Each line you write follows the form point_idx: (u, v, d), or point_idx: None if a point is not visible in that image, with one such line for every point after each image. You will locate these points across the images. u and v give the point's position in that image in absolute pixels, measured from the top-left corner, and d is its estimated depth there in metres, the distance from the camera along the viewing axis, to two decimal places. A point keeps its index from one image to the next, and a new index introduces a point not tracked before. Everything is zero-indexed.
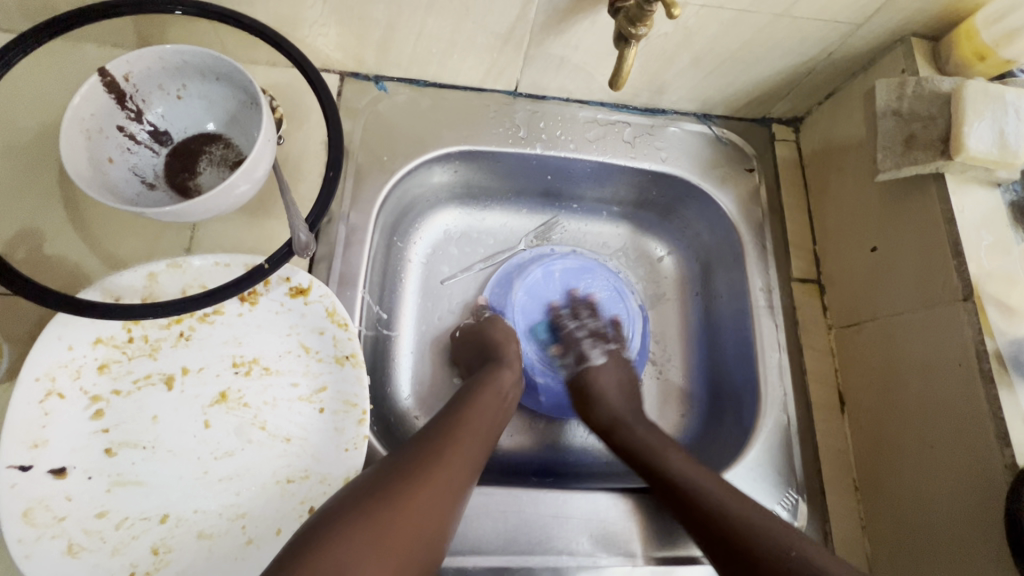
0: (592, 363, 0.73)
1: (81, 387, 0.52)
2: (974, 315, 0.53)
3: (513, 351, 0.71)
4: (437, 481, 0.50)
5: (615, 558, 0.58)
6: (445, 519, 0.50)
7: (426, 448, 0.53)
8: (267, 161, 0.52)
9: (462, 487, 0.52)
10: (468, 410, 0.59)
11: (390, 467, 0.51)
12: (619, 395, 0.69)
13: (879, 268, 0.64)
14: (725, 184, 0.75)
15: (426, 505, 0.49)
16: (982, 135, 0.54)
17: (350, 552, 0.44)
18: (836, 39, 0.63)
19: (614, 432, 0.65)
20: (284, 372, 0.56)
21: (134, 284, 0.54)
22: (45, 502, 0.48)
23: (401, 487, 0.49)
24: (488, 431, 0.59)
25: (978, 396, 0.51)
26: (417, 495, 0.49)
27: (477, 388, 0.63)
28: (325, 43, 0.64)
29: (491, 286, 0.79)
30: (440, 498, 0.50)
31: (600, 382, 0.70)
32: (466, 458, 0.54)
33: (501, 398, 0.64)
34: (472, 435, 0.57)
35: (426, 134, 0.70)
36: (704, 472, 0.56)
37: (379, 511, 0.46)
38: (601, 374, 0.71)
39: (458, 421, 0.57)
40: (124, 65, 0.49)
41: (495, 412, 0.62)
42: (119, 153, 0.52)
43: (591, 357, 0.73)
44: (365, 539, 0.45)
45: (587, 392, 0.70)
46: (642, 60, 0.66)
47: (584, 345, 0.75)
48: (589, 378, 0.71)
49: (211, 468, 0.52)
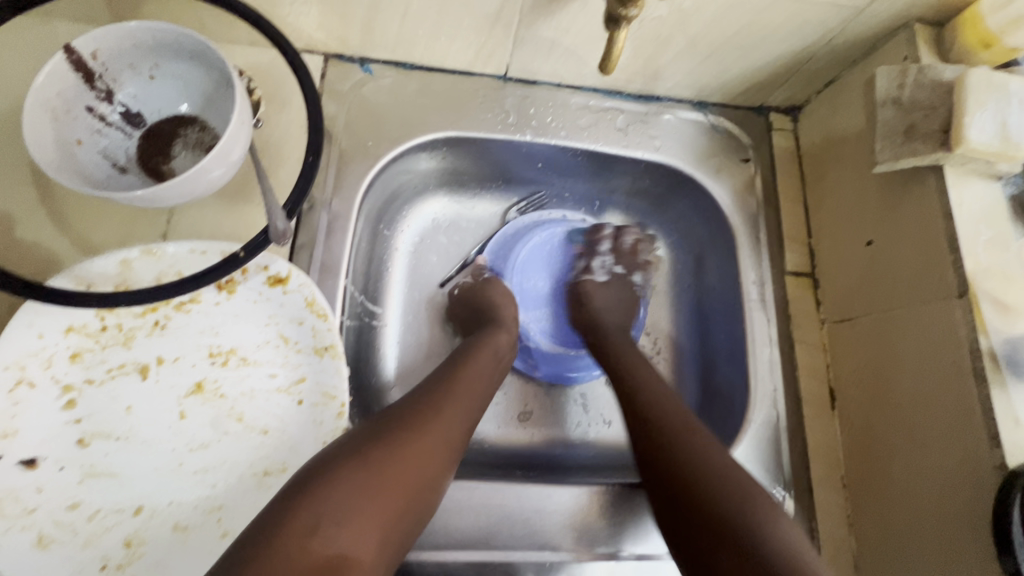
0: (592, 279, 0.77)
1: (53, 376, 0.51)
2: (968, 312, 0.51)
3: (510, 317, 0.69)
4: (434, 433, 0.50)
5: (598, 554, 0.57)
6: (441, 473, 0.49)
7: (422, 403, 0.52)
8: (242, 144, 0.50)
9: (457, 444, 0.52)
10: (466, 368, 0.58)
11: (388, 416, 0.50)
12: (609, 310, 0.73)
13: (873, 262, 0.62)
14: (720, 173, 0.73)
15: (422, 457, 0.48)
16: (983, 126, 0.52)
17: (342, 497, 0.43)
18: (837, 23, 0.60)
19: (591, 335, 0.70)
20: (261, 362, 0.55)
21: (107, 271, 0.53)
22: (15, 493, 0.47)
23: (399, 434, 0.48)
24: (485, 388, 0.59)
25: (970, 394, 0.50)
26: (414, 443, 0.48)
27: (477, 346, 0.62)
28: (307, 23, 0.61)
29: (491, 246, 0.77)
30: (436, 450, 0.49)
31: (593, 295, 0.75)
32: (462, 412, 0.54)
33: (498, 359, 0.63)
34: (470, 392, 0.56)
35: (412, 119, 0.68)
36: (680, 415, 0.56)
37: (374, 457, 0.46)
38: (595, 290, 0.75)
39: (455, 377, 0.56)
40: (91, 42, 0.46)
41: (492, 372, 0.61)
42: (89, 134, 0.50)
43: (593, 275, 0.77)
44: (365, 479, 0.44)
45: (574, 298, 0.75)
46: (636, 44, 0.63)
47: (595, 261, 0.78)
48: (586, 287, 0.76)
49: (186, 460, 0.51)
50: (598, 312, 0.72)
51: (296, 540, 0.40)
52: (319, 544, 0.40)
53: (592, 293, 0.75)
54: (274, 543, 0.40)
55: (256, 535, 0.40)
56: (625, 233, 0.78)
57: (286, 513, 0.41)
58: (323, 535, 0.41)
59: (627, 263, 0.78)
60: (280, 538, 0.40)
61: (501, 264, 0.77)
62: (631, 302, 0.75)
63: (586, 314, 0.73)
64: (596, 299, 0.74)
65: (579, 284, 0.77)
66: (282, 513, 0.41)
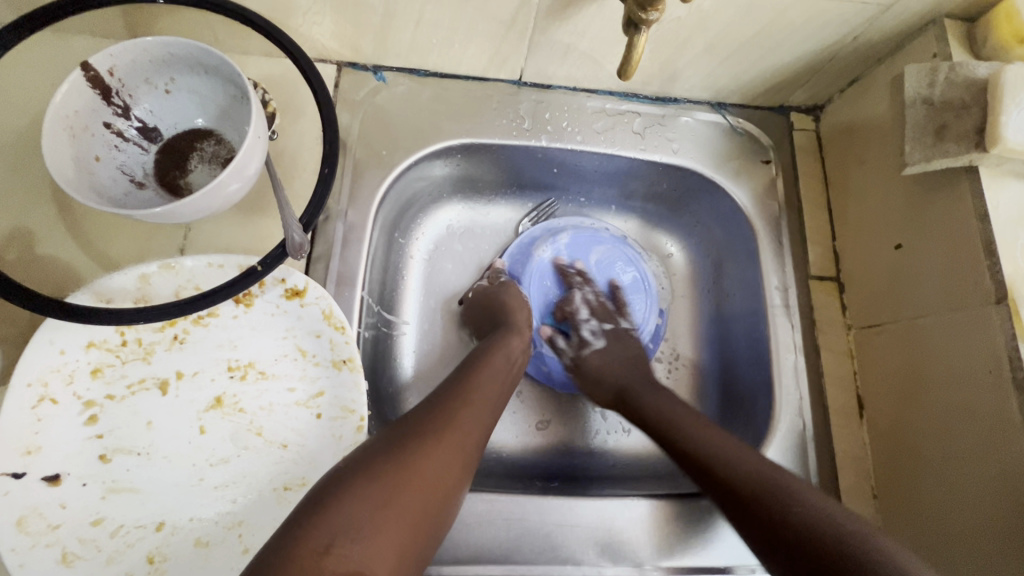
0: (591, 348, 0.71)
1: (74, 392, 0.51)
2: (1007, 319, 0.49)
3: (524, 319, 0.68)
4: (449, 442, 0.49)
5: (622, 568, 0.56)
6: (456, 481, 0.48)
7: (436, 411, 0.51)
8: (259, 158, 0.49)
9: (471, 454, 0.51)
10: (478, 374, 0.57)
11: (402, 426, 0.49)
12: (618, 369, 0.67)
13: (902, 267, 0.61)
14: (740, 176, 0.71)
15: (437, 466, 0.47)
16: (1021, 125, 0.50)
17: (357, 511, 0.42)
18: (862, 20, 0.58)
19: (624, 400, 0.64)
20: (280, 376, 0.54)
21: (126, 287, 0.52)
22: (39, 509, 0.47)
23: (409, 447, 0.47)
24: (498, 397, 0.57)
25: (1011, 405, 0.48)
26: (430, 455, 0.47)
27: (489, 349, 0.61)
28: (320, 32, 0.61)
29: (508, 251, 0.76)
30: (453, 459, 0.49)
31: (602, 363, 0.69)
32: (478, 422, 0.53)
33: (511, 363, 0.62)
34: (483, 401, 0.55)
35: (426, 127, 0.68)
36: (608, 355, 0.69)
37: (390, 469, 0.45)
38: (601, 356, 0.69)
39: (466, 385, 0.55)
40: (108, 58, 0.46)
41: (505, 377, 0.60)
42: (106, 150, 0.50)
43: (589, 343, 0.71)
44: (380, 495, 0.43)
45: (586, 380, 0.69)
46: (653, 46, 0.62)
47: (583, 330, 0.72)
48: (590, 364, 0.69)
49: (206, 475, 0.51)
50: (614, 376, 0.67)
51: (310, 559, 0.39)
52: (334, 561, 0.39)
53: (599, 360, 0.69)
54: (291, 559, 0.39)
55: (270, 554, 0.39)
56: (587, 288, 0.75)
57: (301, 529, 0.41)
58: (338, 552, 0.40)
59: (606, 317, 0.73)
60: (295, 555, 0.39)
61: (524, 258, 0.76)
62: (630, 351, 0.70)
63: (602, 385, 0.67)
64: (603, 367, 0.68)
65: (584, 358, 0.70)
66: (297, 531, 0.41)
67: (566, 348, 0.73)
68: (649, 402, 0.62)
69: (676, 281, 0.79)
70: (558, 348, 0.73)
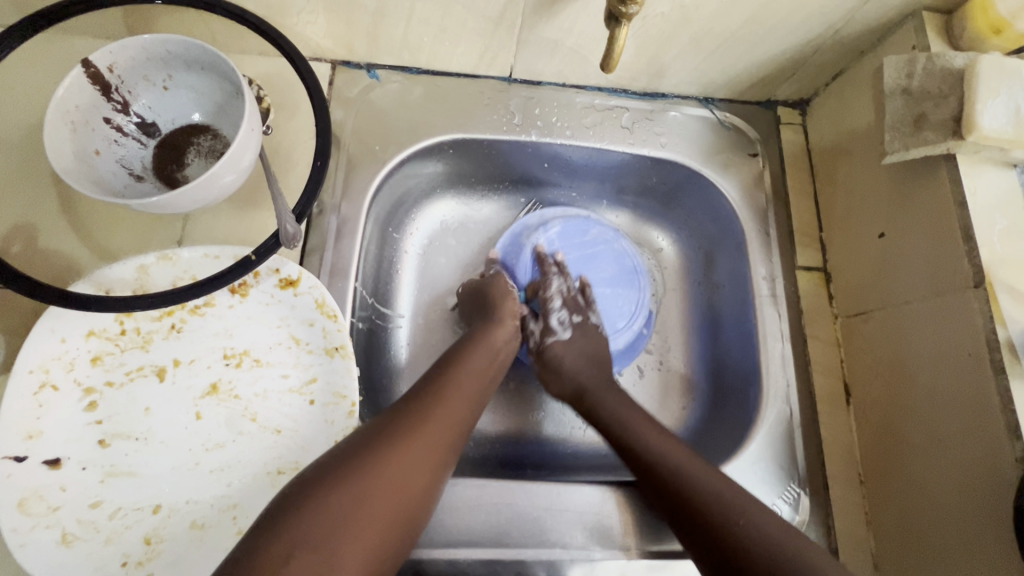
0: (556, 339, 0.68)
1: (75, 379, 0.52)
2: (985, 303, 0.50)
3: (510, 308, 0.68)
4: (423, 440, 0.50)
5: (610, 552, 0.57)
6: (427, 486, 0.49)
7: (404, 417, 0.51)
8: (253, 150, 0.51)
9: (443, 457, 0.51)
10: (459, 371, 0.58)
11: (380, 425, 0.50)
12: (581, 368, 0.66)
13: (886, 255, 0.62)
14: (728, 169, 0.72)
15: (411, 465, 0.48)
16: (995, 114, 0.51)
17: (319, 522, 0.42)
18: (842, 14, 0.60)
19: (582, 399, 0.64)
20: (274, 363, 0.56)
21: (125, 277, 0.54)
22: (40, 492, 0.49)
23: (376, 453, 0.47)
24: (474, 397, 0.57)
25: (990, 388, 0.49)
26: (403, 454, 0.48)
27: (469, 346, 0.62)
28: (314, 31, 0.63)
29: (502, 242, 0.77)
30: (423, 465, 0.49)
31: (563, 359, 0.67)
32: (455, 418, 0.53)
33: (489, 364, 0.62)
34: (457, 404, 0.55)
35: (419, 122, 0.69)
36: (570, 349, 0.68)
37: (354, 479, 0.45)
38: (564, 352, 0.68)
39: (439, 387, 0.55)
40: (108, 56, 0.48)
41: (481, 378, 0.59)
42: (106, 145, 0.51)
43: (555, 333, 0.69)
44: (353, 496, 0.44)
45: (548, 369, 0.68)
46: (639, 41, 0.63)
47: (551, 318, 0.69)
48: (553, 354, 0.68)
49: (202, 460, 0.52)
50: (575, 377, 0.65)
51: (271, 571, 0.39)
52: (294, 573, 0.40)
53: (561, 357, 0.67)
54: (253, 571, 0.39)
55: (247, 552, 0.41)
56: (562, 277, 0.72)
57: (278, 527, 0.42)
58: (299, 564, 0.40)
59: (577, 309, 0.71)
60: (258, 565, 0.40)
61: (516, 254, 0.76)
62: (591, 348, 0.69)
63: (564, 384, 0.66)
64: (564, 362, 0.67)
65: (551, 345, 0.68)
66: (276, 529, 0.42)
67: (530, 334, 0.70)
68: (609, 408, 0.61)
69: (668, 273, 0.80)
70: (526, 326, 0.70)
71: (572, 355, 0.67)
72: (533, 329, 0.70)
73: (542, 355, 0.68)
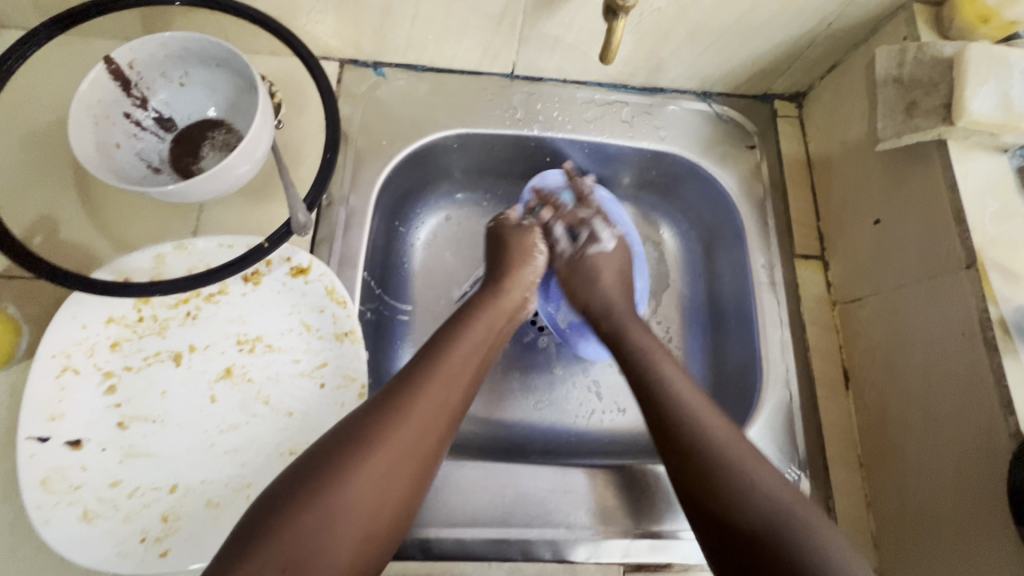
0: (600, 247, 0.71)
1: (95, 364, 0.54)
2: (977, 283, 0.51)
3: (524, 272, 0.67)
4: (401, 438, 0.47)
5: (614, 531, 0.58)
6: (409, 490, 0.47)
7: (380, 416, 0.48)
8: (266, 142, 0.53)
9: (424, 456, 0.48)
10: (441, 359, 0.54)
11: (361, 421, 0.48)
12: (614, 283, 0.69)
13: (882, 240, 0.63)
14: (726, 161, 0.74)
15: (388, 470, 0.46)
16: (984, 99, 0.53)
17: (289, 539, 0.41)
18: (834, 8, 0.62)
19: (608, 314, 0.66)
20: (286, 349, 0.58)
21: (142, 265, 0.56)
22: (62, 471, 0.51)
23: (348, 459, 0.45)
24: (461, 387, 0.53)
25: (983, 365, 0.50)
26: (385, 452, 0.46)
27: (456, 332, 0.57)
28: (323, 31, 0.65)
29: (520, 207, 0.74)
30: (403, 468, 0.47)
31: (600, 266, 0.69)
32: (443, 406, 0.51)
33: (479, 350, 0.57)
34: (439, 396, 0.51)
35: (424, 118, 0.71)
36: (608, 266, 0.70)
37: (325, 489, 0.43)
38: (602, 263, 0.70)
39: (421, 380, 0.51)
40: (128, 53, 0.50)
41: (469, 366, 0.55)
42: (125, 139, 0.54)
43: (601, 240, 0.71)
44: (329, 506, 0.43)
45: (578, 277, 0.69)
46: (636, 36, 0.65)
47: (592, 228, 0.72)
48: (589, 261, 0.70)
49: (217, 441, 0.54)
50: (609, 290, 0.67)
51: None
52: None
53: (600, 268, 0.69)
54: None
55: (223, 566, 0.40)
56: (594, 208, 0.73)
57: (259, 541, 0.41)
58: None
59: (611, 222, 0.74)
60: None
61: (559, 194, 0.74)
62: (621, 265, 0.71)
63: (596, 295, 0.67)
64: (603, 271, 0.69)
65: (585, 258, 0.70)
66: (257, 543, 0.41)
67: (562, 249, 0.72)
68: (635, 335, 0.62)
69: (669, 265, 0.82)
70: (557, 246, 0.72)
71: (608, 271, 0.69)
72: (569, 247, 0.72)
73: (575, 262, 0.70)
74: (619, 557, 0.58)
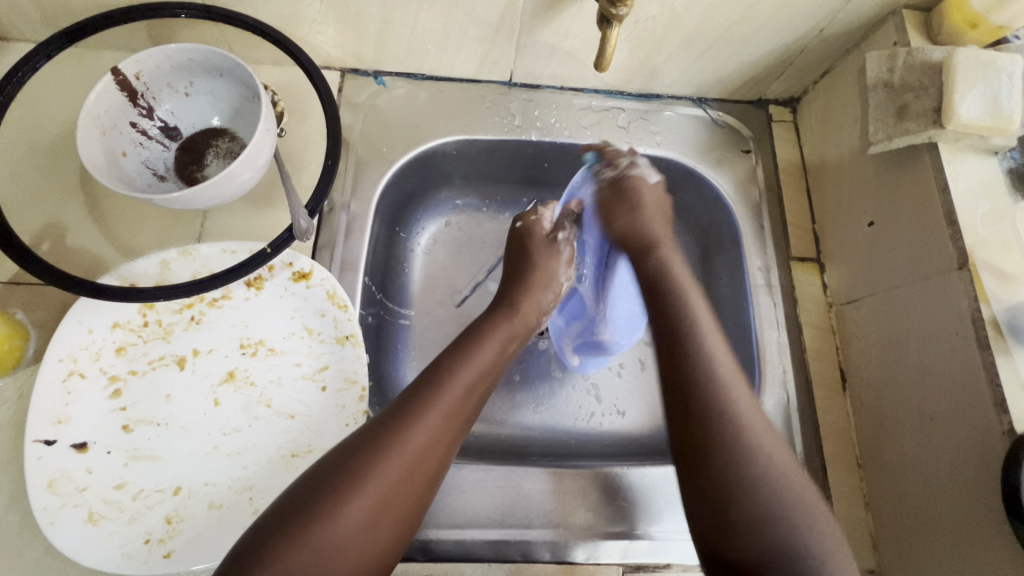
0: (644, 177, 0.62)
1: (101, 368, 0.55)
2: (970, 284, 0.52)
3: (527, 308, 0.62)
4: (388, 477, 0.45)
5: (613, 531, 0.58)
6: (398, 527, 0.46)
7: (368, 454, 0.45)
8: (268, 151, 0.54)
9: (414, 493, 0.46)
10: (433, 388, 0.50)
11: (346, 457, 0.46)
12: (657, 213, 0.60)
13: (876, 242, 0.63)
14: (722, 165, 0.75)
15: (375, 510, 0.44)
16: (973, 103, 0.54)
17: None
18: (825, 14, 0.63)
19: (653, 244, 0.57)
20: (288, 352, 0.59)
21: (148, 271, 0.57)
22: (68, 474, 0.51)
23: (333, 500, 0.43)
24: (456, 417, 0.50)
25: (976, 364, 0.51)
26: (379, 483, 0.45)
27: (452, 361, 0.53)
28: (324, 41, 0.67)
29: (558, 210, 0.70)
30: (392, 505, 0.45)
31: (643, 193, 0.60)
32: (433, 440, 0.48)
33: (479, 378, 0.53)
34: (431, 429, 0.48)
35: (423, 125, 0.73)
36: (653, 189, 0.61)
37: (309, 533, 0.42)
38: (645, 189, 0.61)
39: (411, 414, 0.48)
40: (135, 64, 0.52)
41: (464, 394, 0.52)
42: (132, 147, 0.55)
43: (646, 174, 0.62)
44: (313, 550, 0.42)
45: (622, 199, 0.60)
46: (632, 44, 0.66)
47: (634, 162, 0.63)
48: (632, 184, 0.61)
49: (220, 443, 0.55)
50: (654, 222, 0.59)
51: None
52: None
53: (641, 194, 0.60)
54: None
55: None
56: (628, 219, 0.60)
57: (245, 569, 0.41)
58: None
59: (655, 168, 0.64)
60: None
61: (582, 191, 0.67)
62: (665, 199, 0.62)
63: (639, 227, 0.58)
64: (644, 196, 0.60)
65: (624, 181, 0.62)
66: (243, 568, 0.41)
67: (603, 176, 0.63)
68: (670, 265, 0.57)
69: None
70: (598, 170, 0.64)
71: (649, 199, 0.60)
72: (612, 172, 0.63)
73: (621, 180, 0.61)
74: (618, 558, 0.58)
